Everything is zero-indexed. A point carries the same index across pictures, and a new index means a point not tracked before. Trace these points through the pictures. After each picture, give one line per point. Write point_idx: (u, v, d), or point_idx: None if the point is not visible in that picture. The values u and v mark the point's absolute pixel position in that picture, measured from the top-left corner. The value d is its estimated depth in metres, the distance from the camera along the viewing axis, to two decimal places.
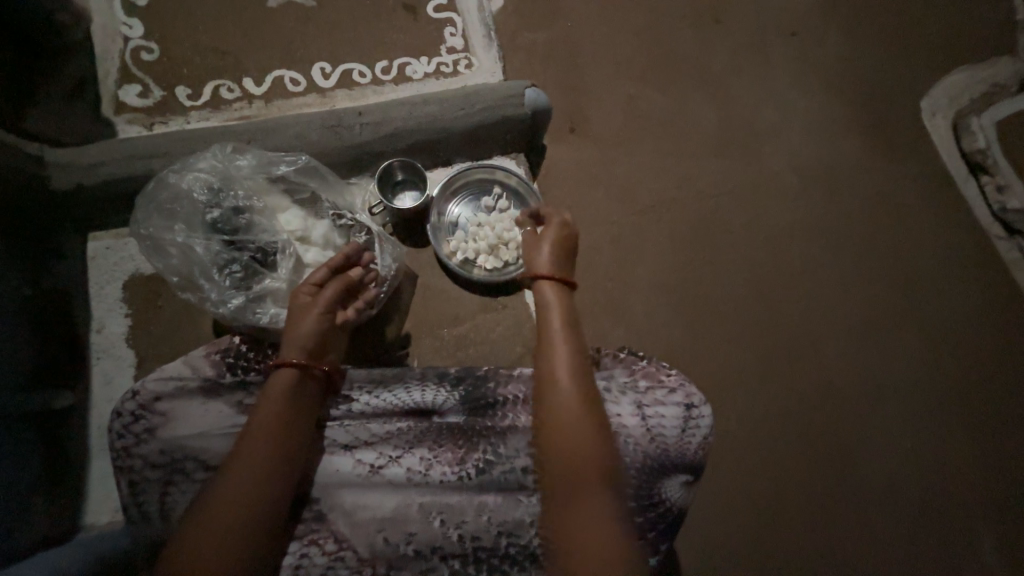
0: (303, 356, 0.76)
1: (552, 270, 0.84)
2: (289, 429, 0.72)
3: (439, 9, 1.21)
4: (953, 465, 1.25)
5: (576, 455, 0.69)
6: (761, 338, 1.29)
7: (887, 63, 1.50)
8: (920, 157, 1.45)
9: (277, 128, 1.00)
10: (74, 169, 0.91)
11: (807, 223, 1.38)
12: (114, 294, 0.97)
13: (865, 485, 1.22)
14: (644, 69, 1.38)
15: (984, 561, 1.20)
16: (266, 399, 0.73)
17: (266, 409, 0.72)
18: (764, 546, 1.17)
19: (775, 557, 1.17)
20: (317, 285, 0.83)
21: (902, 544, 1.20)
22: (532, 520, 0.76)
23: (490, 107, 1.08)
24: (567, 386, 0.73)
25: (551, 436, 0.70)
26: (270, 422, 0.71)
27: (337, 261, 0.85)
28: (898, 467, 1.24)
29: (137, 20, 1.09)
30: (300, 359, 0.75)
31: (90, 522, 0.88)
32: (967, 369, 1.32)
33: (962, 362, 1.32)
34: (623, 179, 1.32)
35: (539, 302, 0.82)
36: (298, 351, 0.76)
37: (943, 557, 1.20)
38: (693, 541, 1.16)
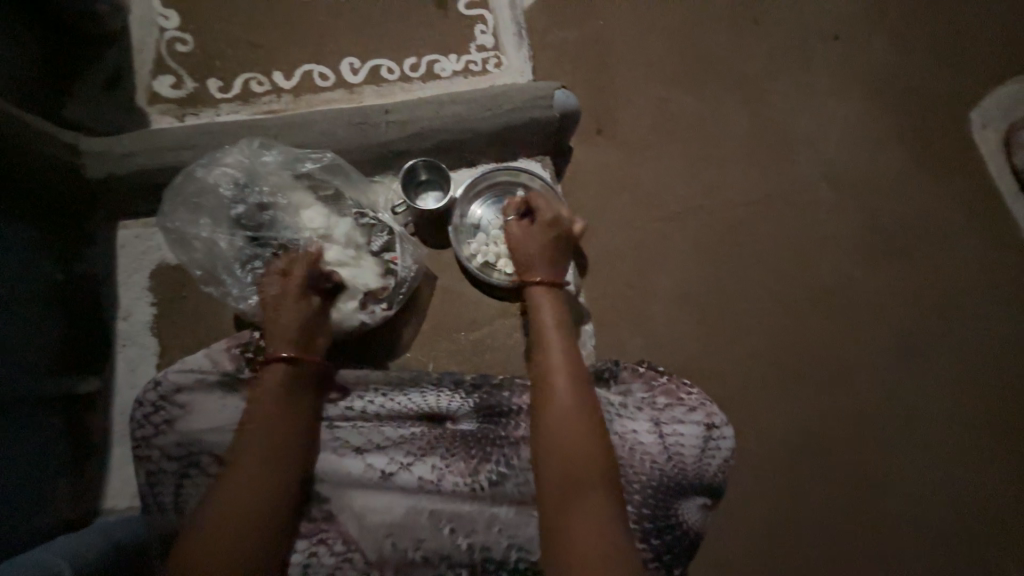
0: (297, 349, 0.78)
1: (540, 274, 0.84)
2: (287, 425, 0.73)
3: (469, 5, 1.19)
4: (985, 499, 1.18)
5: (570, 449, 0.69)
6: (786, 356, 1.23)
7: (937, 71, 1.41)
8: (969, 172, 1.37)
9: (304, 124, 0.99)
10: (108, 159, 0.93)
11: (842, 238, 1.31)
12: (141, 282, 0.98)
13: (888, 515, 1.17)
14: (677, 72, 1.33)
15: None
16: (263, 397, 0.74)
17: (264, 406, 0.73)
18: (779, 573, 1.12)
19: None
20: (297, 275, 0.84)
21: None
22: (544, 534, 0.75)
23: (517, 109, 1.05)
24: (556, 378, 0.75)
25: (544, 428, 0.71)
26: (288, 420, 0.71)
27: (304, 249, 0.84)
28: (929, 500, 1.18)
29: (173, 11, 1.09)
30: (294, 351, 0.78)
31: (109, 506, 0.91)
32: (1006, 398, 1.24)
33: (1001, 390, 1.24)
34: (650, 184, 1.28)
35: (530, 302, 0.83)
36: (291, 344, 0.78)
37: None
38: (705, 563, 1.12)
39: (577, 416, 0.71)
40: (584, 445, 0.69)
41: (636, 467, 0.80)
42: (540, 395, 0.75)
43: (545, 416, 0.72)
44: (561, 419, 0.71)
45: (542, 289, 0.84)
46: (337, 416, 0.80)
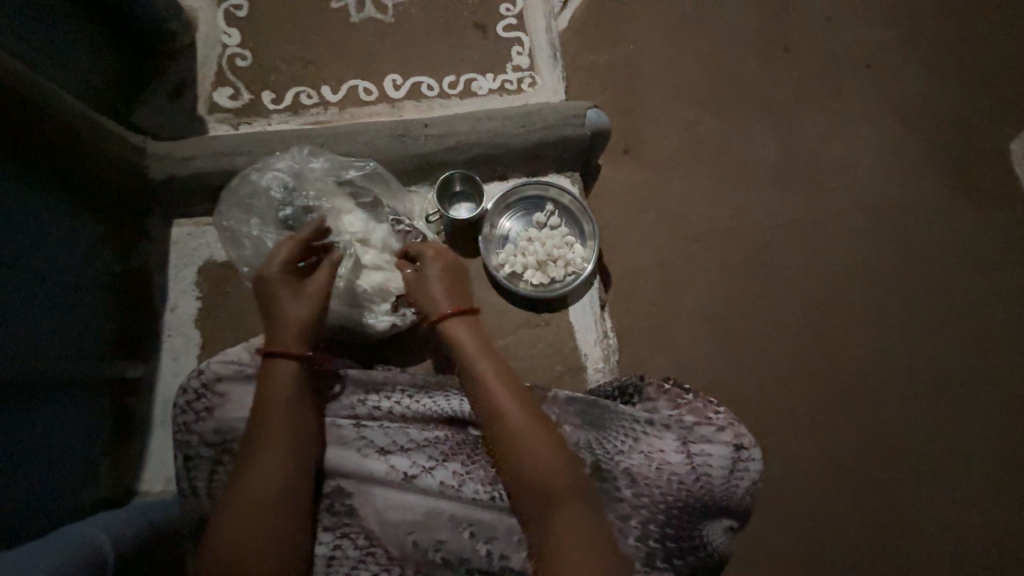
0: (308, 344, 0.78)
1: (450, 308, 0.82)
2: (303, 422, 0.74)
3: (507, 28, 1.25)
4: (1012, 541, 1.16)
5: (538, 478, 0.69)
6: (812, 382, 1.22)
7: (975, 101, 1.40)
8: (1008, 204, 1.34)
9: (348, 135, 1.05)
10: (170, 161, 1.00)
11: (873, 265, 1.29)
12: (190, 277, 1.05)
13: (912, 550, 1.14)
14: (708, 96, 1.35)
15: None
16: (271, 388, 0.74)
17: (273, 400, 0.73)
18: None
19: None
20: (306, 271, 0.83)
21: None
22: None
23: (551, 126, 1.09)
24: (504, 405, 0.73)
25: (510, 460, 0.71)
26: None
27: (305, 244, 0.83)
28: (955, 538, 1.15)
29: (235, 29, 1.17)
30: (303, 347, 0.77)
31: (144, 489, 0.95)
32: None
33: None
34: (677, 204, 1.29)
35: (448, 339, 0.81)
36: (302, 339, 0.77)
37: None
38: None
39: (538, 445, 0.71)
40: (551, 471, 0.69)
41: (663, 487, 0.78)
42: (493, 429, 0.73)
43: (501, 440, 0.72)
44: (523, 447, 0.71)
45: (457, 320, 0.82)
46: (364, 415, 0.81)
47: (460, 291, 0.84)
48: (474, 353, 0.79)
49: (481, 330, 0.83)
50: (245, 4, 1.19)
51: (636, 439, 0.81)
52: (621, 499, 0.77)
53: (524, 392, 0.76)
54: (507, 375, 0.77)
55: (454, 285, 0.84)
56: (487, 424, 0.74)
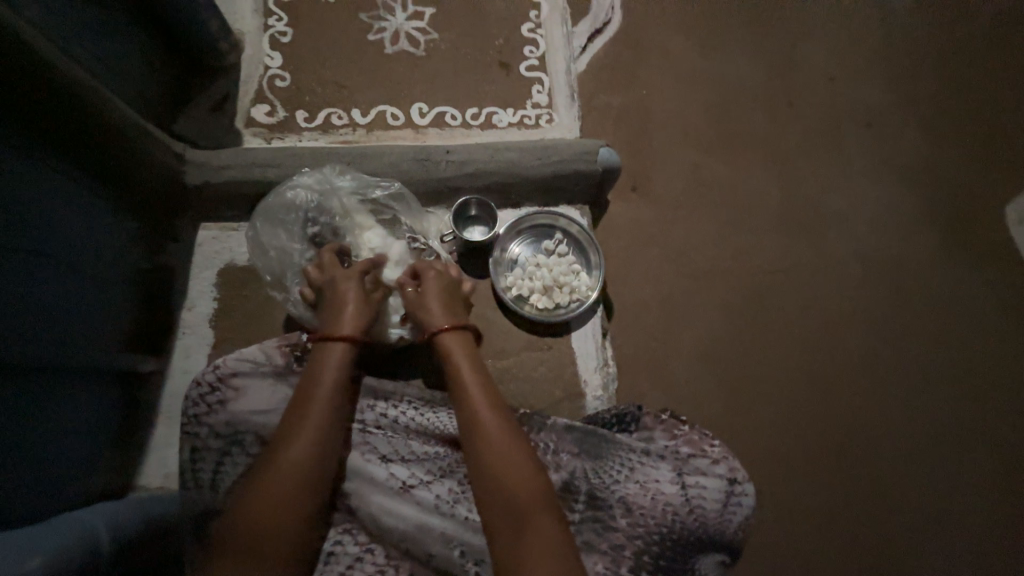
0: (360, 329, 0.84)
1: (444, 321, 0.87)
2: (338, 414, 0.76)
3: (530, 68, 1.33)
4: None
5: (517, 504, 0.69)
6: (805, 425, 1.24)
7: (970, 165, 1.47)
8: (1003, 265, 1.39)
9: (374, 156, 1.11)
10: (206, 169, 1.06)
11: (869, 314, 1.33)
12: (209, 278, 1.09)
13: None
14: (714, 143, 1.43)
15: None
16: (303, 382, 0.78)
17: (298, 394, 0.77)
18: None
19: None
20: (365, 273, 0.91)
21: None
22: None
23: (566, 160, 1.16)
24: (484, 417, 0.76)
25: (490, 484, 0.71)
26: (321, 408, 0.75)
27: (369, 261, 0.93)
28: None
29: (278, 53, 1.26)
30: (357, 330, 0.83)
31: (144, 483, 0.98)
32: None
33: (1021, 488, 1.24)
34: (681, 242, 1.34)
35: (440, 351, 0.85)
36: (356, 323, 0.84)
37: None
38: None
39: (519, 473, 0.71)
40: (530, 498, 0.69)
41: (657, 517, 0.79)
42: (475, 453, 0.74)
43: (479, 449, 0.74)
44: (506, 471, 0.71)
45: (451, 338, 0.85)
46: (370, 423, 0.84)
47: (457, 306, 0.91)
48: (463, 366, 0.82)
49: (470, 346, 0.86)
50: (289, 31, 1.28)
51: (632, 468, 0.83)
52: (616, 527, 0.78)
53: (505, 407, 0.80)
54: (491, 390, 0.80)
55: (452, 300, 0.91)
56: (465, 434, 0.76)
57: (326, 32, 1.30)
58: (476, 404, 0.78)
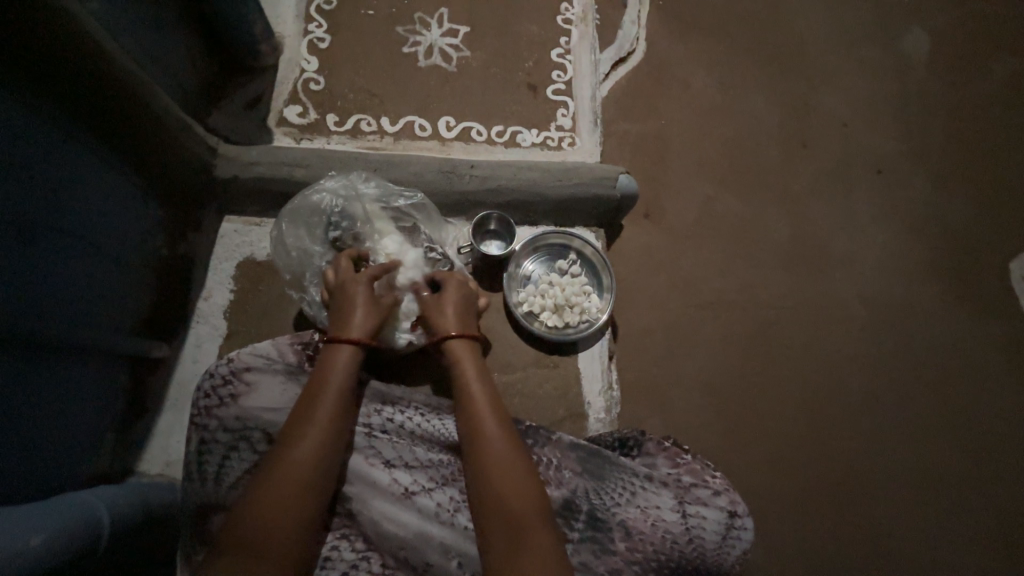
0: (367, 333, 0.84)
1: (456, 327, 0.89)
2: (343, 415, 0.77)
3: (556, 92, 1.37)
4: None
5: (516, 516, 0.69)
6: (804, 464, 1.24)
7: (980, 219, 1.50)
8: (1007, 320, 1.41)
9: (400, 164, 1.14)
10: (236, 163, 1.08)
11: (873, 358, 1.34)
12: (227, 271, 1.10)
13: None
14: (730, 178, 1.46)
15: None
16: (312, 387, 0.78)
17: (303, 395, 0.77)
18: None
19: None
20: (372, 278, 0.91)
21: None
22: None
23: (586, 184, 1.19)
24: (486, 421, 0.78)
25: (489, 496, 0.72)
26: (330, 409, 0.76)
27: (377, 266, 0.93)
28: None
29: (314, 57, 1.30)
30: (363, 334, 0.84)
31: (143, 469, 0.98)
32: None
33: (1020, 546, 1.23)
34: (692, 272, 1.36)
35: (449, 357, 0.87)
36: (364, 327, 0.85)
37: None
38: None
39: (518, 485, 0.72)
40: (529, 513, 0.70)
41: (657, 544, 0.79)
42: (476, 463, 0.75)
43: (478, 454, 0.75)
44: (509, 484, 0.72)
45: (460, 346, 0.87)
46: (375, 426, 0.84)
47: (469, 317, 0.93)
48: (470, 373, 0.84)
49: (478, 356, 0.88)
50: (327, 37, 1.32)
51: (633, 493, 0.83)
52: (615, 552, 0.78)
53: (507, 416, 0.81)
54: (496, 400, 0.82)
55: (465, 310, 0.93)
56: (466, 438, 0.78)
57: (363, 41, 1.34)
58: (479, 410, 0.80)
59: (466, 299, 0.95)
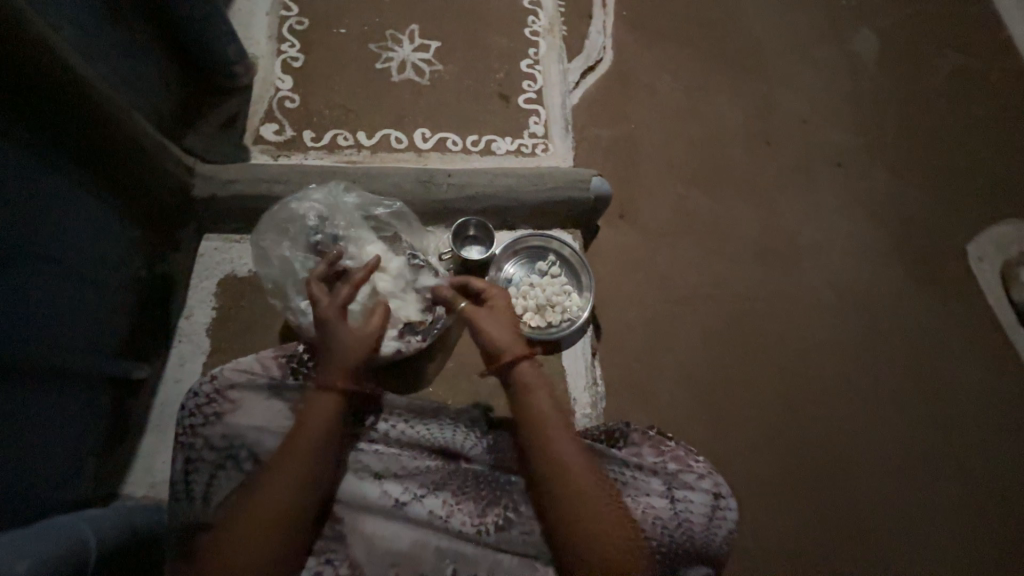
0: (348, 375, 0.80)
1: (512, 351, 0.81)
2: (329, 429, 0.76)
3: (528, 101, 1.42)
4: None
5: (587, 509, 0.73)
6: (785, 447, 1.29)
7: (933, 205, 1.59)
8: (964, 298, 1.49)
9: (378, 175, 1.16)
10: (214, 181, 1.09)
11: (843, 341, 1.41)
12: (209, 288, 1.10)
13: None
14: (699, 176, 1.53)
15: None
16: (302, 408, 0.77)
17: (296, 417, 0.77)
18: None
19: None
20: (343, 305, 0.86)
21: None
22: None
23: (560, 188, 1.23)
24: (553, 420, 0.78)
25: (564, 499, 0.73)
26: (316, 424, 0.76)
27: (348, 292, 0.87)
28: None
29: (289, 76, 1.32)
30: (344, 378, 0.80)
31: (127, 491, 0.96)
32: (997, 519, 1.29)
33: (992, 511, 1.30)
34: (668, 268, 1.41)
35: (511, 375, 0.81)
36: (342, 369, 0.80)
37: None
38: None
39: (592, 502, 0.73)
40: (603, 505, 0.74)
41: (648, 532, 0.81)
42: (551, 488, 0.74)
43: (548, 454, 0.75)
44: (578, 493, 0.73)
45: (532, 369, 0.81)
46: (362, 438, 0.85)
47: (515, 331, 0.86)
48: (533, 378, 0.81)
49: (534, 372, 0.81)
50: (301, 56, 1.35)
51: (623, 484, 0.85)
52: None
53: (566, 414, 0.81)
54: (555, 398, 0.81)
55: (511, 327, 0.85)
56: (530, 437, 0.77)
57: (336, 59, 1.37)
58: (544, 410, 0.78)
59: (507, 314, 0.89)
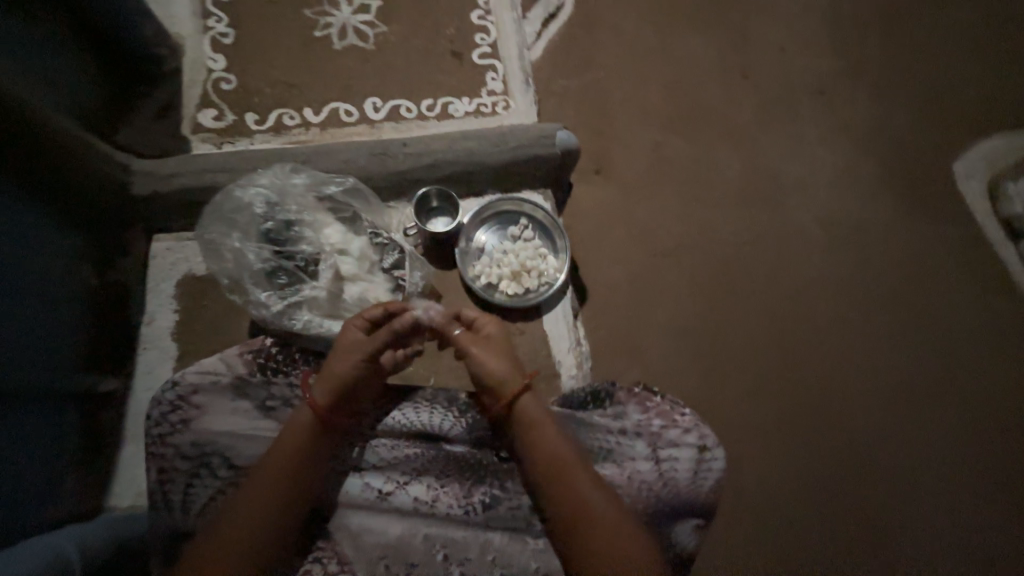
0: (329, 396, 0.78)
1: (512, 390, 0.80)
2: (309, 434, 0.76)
3: (482, 56, 1.33)
4: (972, 533, 1.22)
5: (580, 515, 0.72)
6: (776, 386, 1.28)
7: (917, 125, 1.52)
8: (952, 219, 1.45)
9: (329, 152, 1.09)
10: (154, 177, 1.02)
11: (829, 275, 1.38)
12: (167, 291, 1.07)
13: (877, 545, 1.20)
14: (670, 119, 1.45)
15: None
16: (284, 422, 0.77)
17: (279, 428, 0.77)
18: None
19: None
20: (369, 322, 0.86)
21: None
22: (537, 567, 0.76)
23: (523, 146, 1.15)
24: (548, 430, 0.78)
25: (556, 505, 0.73)
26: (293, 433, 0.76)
27: (373, 315, 0.86)
28: (917, 531, 1.21)
29: (221, 55, 1.23)
30: (324, 397, 0.78)
31: (113, 504, 0.96)
32: (997, 435, 1.29)
33: (991, 428, 1.29)
34: (646, 219, 1.37)
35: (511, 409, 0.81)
36: (327, 387, 0.79)
37: None
38: None
39: (577, 489, 0.73)
40: (598, 510, 0.72)
41: (633, 495, 0.81)
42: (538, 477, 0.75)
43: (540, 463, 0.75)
44: (570, 498, 0.73)
45: (534, 404, 0.81)
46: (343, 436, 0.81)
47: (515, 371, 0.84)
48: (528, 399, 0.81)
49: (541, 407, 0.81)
50: (231, 32, 1.25)
51: (608, 450, 0.84)
52: None
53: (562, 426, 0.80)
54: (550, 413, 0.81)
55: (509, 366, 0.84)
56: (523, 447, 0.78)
57: (270, 30, 1.26)
58: (538, 419, 0.79)
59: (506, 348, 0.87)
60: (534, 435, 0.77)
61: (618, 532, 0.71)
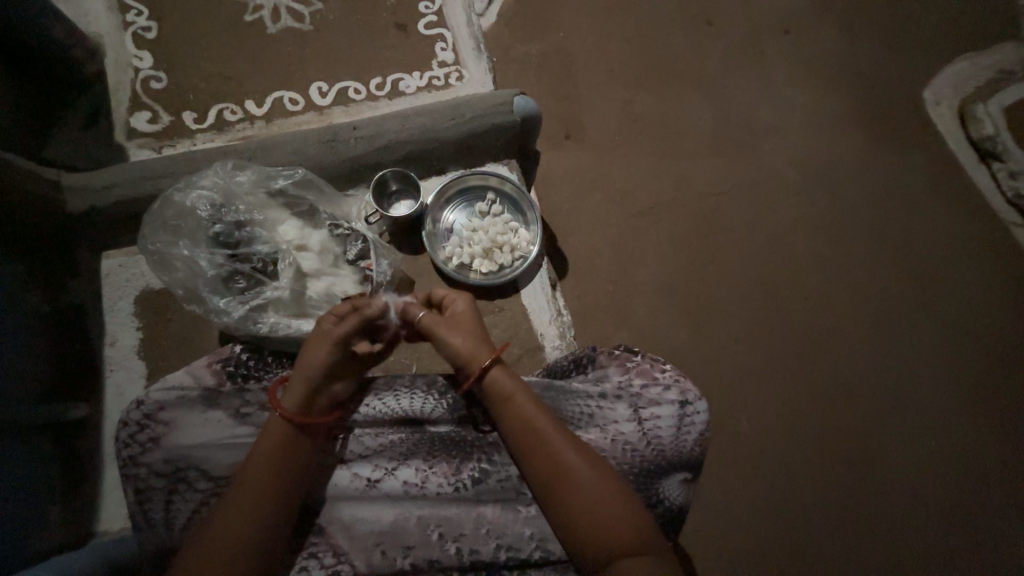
0: (297, 402, 0.75)
1: (478, 369, 0.78)
2: (285, 436, 0.74)
3: (429, 26, 1.25)
4: (958, 452, 1.25)
5: (564, 480, 0.72)
6: (761, 333, 1.29)
7: (885, 55, 1.49)
8: (923, 146, 1.44)
9: (276, 144, 1.03)
10: (89, 192, 0.96)
11: (805, 217, 1.37)
12: (126, 308, 1.02)
13: (867, 475, 1.23)
14: (633, 73, 1.40)
15: (988, 545, 1.20)
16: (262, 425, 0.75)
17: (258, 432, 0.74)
18: (765, 537, 1.18)
19: (776, 547, 1.17)
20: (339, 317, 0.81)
21: (906, 530, 1.20)
22: (532, 533, 0.77)
23: (480, 116, 1.09)
24: (528, 400, 0.76)
25: (541, 474, 0.73)
26: (271, 435, 0.73)
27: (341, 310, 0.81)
28: (904, 457, 1.24)
29: (146, 52, 1.15)
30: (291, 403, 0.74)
31: (102, 529, 0.93)
32: (977, 356, 1.31)
33: (972, 350, 1.31)
34: (618, 181, 1.33)
35: (486, 389, 0.78)
36: (294, 392, 0.75)
37: (949, 541, 1.20)
38: (695, 533, 1.17)
39: (560, 455, 0.73)
40: (584, 472, 0.72)
41: (618, 457, 0.82)
42: (521, 446, 0.75)
43: (523, 435, 0.74)
44: (552, 465, 0.72)
45: (505, 375, 0.78)
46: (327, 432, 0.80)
47: (480, 347, 0.80)
48: (506, 373, 0.78)
49: (512, 381, 0.78)
50: (153, 25, 1.16)
51: (590, 415, 0.84)
52: None
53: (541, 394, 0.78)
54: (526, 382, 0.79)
55: (475, 341, 0.80)
56: (505, 419, 0.76)
57: (197, 19, 1.18)
58: (517, 390, 0.77)
59: (475, 324, 0.82)
60: (514, 408, 0.76)
61: (603, 492, 0.71)
